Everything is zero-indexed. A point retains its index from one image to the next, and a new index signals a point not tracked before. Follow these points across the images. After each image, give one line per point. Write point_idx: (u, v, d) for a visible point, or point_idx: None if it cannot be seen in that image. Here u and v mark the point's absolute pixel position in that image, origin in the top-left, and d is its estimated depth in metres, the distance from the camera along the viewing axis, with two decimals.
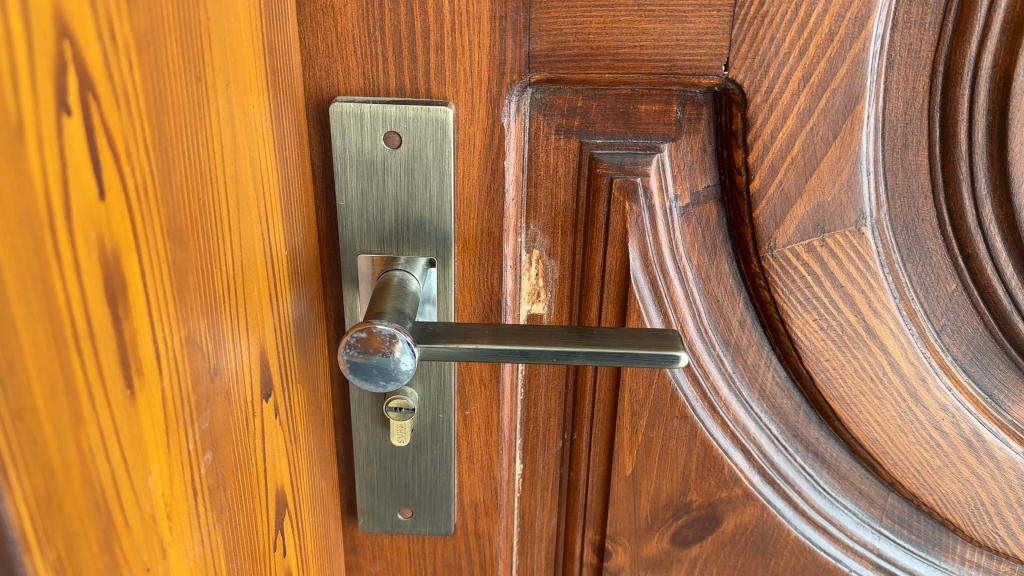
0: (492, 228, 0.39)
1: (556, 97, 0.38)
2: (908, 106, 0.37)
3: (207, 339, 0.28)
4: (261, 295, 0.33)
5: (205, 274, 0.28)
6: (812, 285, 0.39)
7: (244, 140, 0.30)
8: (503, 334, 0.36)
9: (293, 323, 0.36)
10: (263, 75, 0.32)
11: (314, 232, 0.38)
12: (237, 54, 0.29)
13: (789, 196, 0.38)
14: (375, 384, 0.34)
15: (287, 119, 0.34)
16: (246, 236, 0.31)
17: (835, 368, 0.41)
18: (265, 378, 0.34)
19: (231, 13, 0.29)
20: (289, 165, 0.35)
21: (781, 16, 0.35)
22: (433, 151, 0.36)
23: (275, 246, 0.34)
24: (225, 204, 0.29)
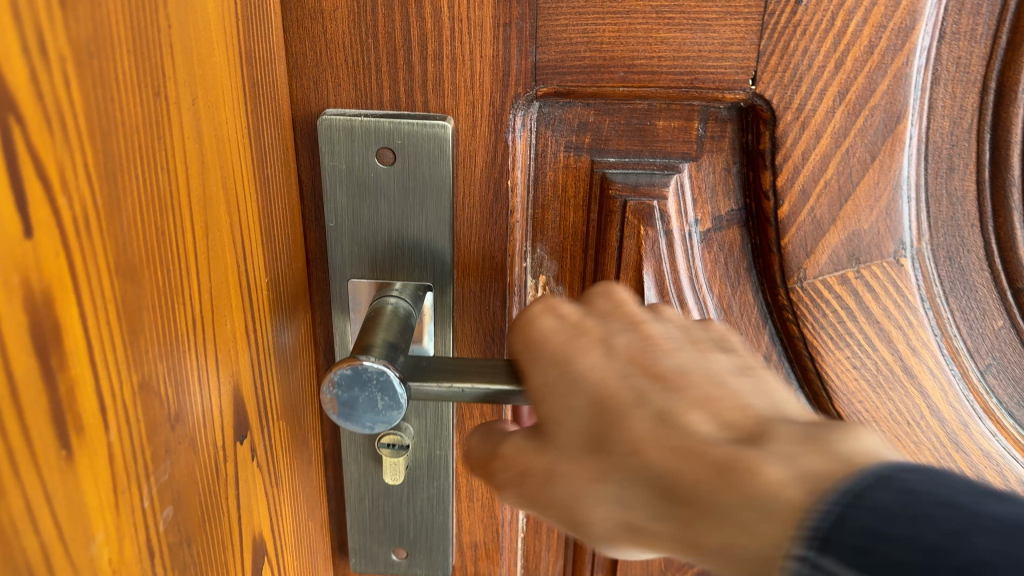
0: (494, 252, 0.36)
1: (566, 112, 0.35)
2: (955, 126, 0.34)
3: (167, 384, 0.26)
4: (235, 330, 0.30)
5: (164, 309, 0.25)
6: (845, 320, 0.36)
7: (215, 158, 0.27)
8: (502, 371, 0.32)
9: (276, 355, 0.33)
10: (241, 87, 0.29)
11: (301, 254, 0.35)
12: (207, 64, 0.26)
13: (821, 223, 0.34)
14: (363, 425, 0.31)
15: (270, 134, 0.31)
16: (215, 265, 0.28)
17: (868, 411, 0.37)
18: (241, 420, 0.31)
19: (201, 18, 0.26)
20: (272, 185, 0.32)
21: (816, 26, 0.31)
22: (430, 169, 0.34)
23: (254, 274, 0.31)
24: (191, 232, 0.26)
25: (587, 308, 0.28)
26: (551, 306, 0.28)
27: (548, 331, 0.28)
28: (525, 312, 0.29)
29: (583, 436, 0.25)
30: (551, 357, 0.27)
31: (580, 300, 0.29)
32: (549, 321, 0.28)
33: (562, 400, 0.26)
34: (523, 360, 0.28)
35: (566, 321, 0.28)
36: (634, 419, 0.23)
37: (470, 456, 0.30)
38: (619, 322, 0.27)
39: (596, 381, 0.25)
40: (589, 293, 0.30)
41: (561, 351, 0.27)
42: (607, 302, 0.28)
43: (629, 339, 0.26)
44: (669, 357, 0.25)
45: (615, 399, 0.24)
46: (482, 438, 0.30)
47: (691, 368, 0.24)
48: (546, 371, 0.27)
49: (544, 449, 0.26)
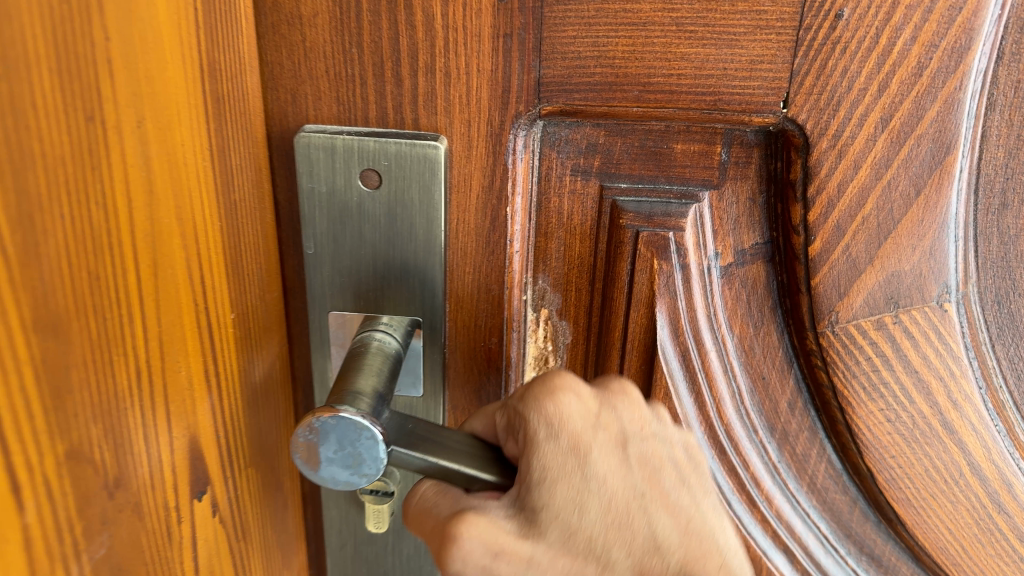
0: (491, 284, 0.32)
1: (573, 132, 0.31)
2: (1010, 158, 0.30)
3: (102, 448, 0.22)
4: (191, 377, 0.26)
5: (99, 365, 0.22)
6: (880, 369, 0.32)
7: (168, 188, 0.24)
8: (489, 460, 0.29)
9: (246, 398, 0.30)
10: (202, 104, 0.25)
11: (275, 283, 0.32)
12: (159, 80, 0.23)
13: (858, 263, 0.30)
14: (322, 475, 0.27)
15: (239, 154, 0.28)
16: (166, 309, 0.24)
17: (902, 469, 0.34)
18: (197, 476, 0.27)
19: (151, 29, 0.22)
20: (241, 211, 0.28)
21: (858, 44, 0.28)
22: (420, 195, 0.30)
23: (218, 312, 0.27)
24: (133, 273, 0.23)
25: (608, 409, 0.29)
26: (575, 389, 0.29)
27: (570, 415, 0.28)
28: (553, 388, 0.29)
29: (582, 540, 0.27)
30: (569, 447, 0.28)
31: (602, 399, 0.30)
32: (573, 409, 0.28)
33: (574, 499, 0.27)
34: (529, 433, 0.28)
35: (590, 413, 0.29)
36: (641, 549, 0.27)
37: (445, 560, 0.27)
38: (636, 436, 0.29)
39: (610, 494, 0.27)
40: (608, 384, 0.30)
41: (577, 436, 0.28)
42: (629, 412, 0.30)
43: (643, 457, 0.29)
44: (674, 493, 0.29)
45: (625, 519, 0.27)
46: (475, 537, 0.26)
47: (695, 512, 0.29)
48: (558, 453, 0.27)
49: (527, 539, 0.27)
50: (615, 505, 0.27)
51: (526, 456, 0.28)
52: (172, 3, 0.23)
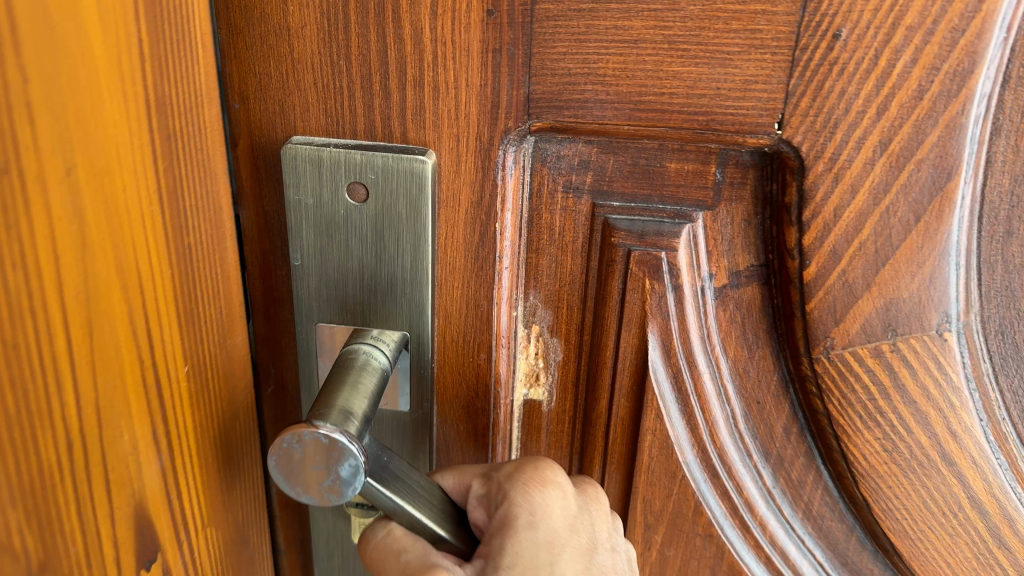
0: (480, 301, 0.32)
1: (564, 148, 0.30)
2: (1016, 184, 0.29)
3: (18, 527, 0.20)
4: (136, 441, 0.23)
5: (14, 443, 0.19)
6: (876, 398, 0.31)
7: (104, 237, 0.21)
8: (445, 515, 0.30)
9: (205, 456, 0.27)
10: (148, 144, 0.22)
11: (238, 321, 0.29)
12: (92, 119, 0.20)
13: (854, 289, 0.30)
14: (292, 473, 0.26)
15: (195, 191, 0.25)
16: (104, 371, 0.21)
17: (898, 499, 0.33)
18: (145, 547, 0.24)
19: (82, 59, 0.19)
20: (197, 254, 0.25)
21: (855, 65, 0.27)
22: (407, 210, 0.30)
23: (169, 368, 0.24)
24: (58, 338, 0.20)
25: (579, 518, 0.31)
26: (562, 484, 0.31)
27: (552, 509, 0.30)
28: (546, 479, 0.31)
29: None
30: (546, 532, 0.30)
31: (580, 500, 0.32)
32: (556, 504, 0.30)
33: None
34: (511, 517, 0.30)
35: (569, 513, 0.31)
36: None
37: None
38: (600, 543, 0.32)
39: None
40: (584, 488, 0.33)
41: (554, 532, 0.30)
42: (601, 516, 0.32)
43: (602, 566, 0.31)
44: None
45: None
46: None
47: None
48: (535, 544, 0.29)
49: None
50: None
51: (502, 538, 0.29)
52: (108, 29, 0.20)
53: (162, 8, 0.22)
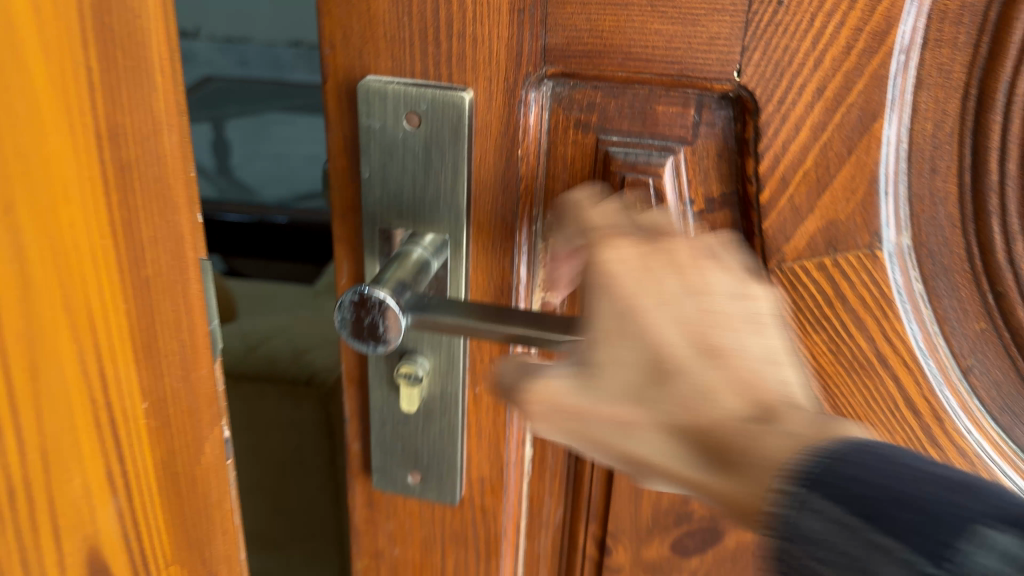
0: (505, 214, 0.40)
1: (575, 92, 0.38)
2: (938, 129, 0.35)
3: None
4: (87, 483, 0.24)
5: None
6: (822, 306, 0.38)
7: (54, 281, 0.22)
8: (486, 311, 0.39)
9: (166, 489, 0.27)
10: (99, 177, 0.22)
11: (205, 354, 0.29)
12: (37, 156, 0.20)
13: (799, 210, 0.37)
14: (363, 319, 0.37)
15: (152, 224, 0.25)
16: (50, 413, 0.22)
17: (843, 396, 0.40)
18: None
19: (23, 97, 0.20)
20: (155, 283, 0.25)
21: (796, 26, 0.34)
22: (450, 134, 0.38)
23: (127, 404, 0.25)
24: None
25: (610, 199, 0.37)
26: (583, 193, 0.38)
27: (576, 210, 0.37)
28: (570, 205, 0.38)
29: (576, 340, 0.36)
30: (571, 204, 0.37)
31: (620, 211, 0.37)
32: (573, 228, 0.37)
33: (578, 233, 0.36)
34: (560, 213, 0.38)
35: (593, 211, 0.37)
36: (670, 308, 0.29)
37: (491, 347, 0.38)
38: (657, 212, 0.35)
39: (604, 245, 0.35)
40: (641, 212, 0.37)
41: (577, 204, 0.37)
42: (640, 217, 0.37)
43: (655, 219, 0.35)
44: (730, 328, 0.28)
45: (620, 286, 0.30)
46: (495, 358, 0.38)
47: (731, 324, 0.29)
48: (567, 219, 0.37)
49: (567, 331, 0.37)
50: (659, 339, 0.29)
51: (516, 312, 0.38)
52: (52, 73, 0.20)
53: (114, 37, 0.22)
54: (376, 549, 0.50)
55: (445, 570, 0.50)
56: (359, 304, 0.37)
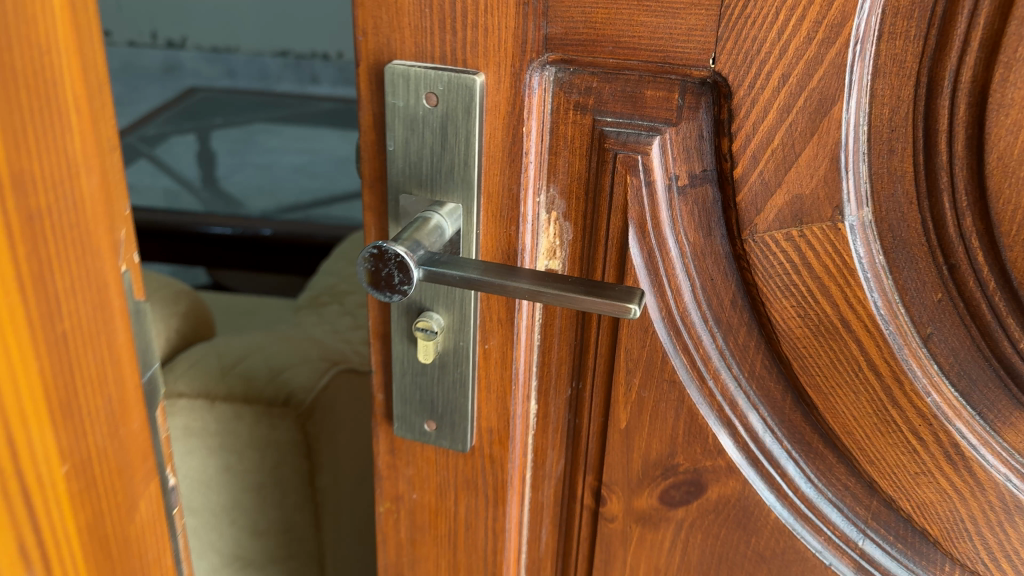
0: (512, 186, 0.45)
1: (575, 77, 0.43)
2: (894, 114, 0.39)
3: None
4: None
5: None
6: (790, 273, 0.42)
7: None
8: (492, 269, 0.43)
9: (89, 541, 0.32)
10: (24, 249, 0.27)
11: (133, 406, 0.34)
12: None
13: (768, 185, 0.41)
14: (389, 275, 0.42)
15: (83, 293, 0.30)
16: None
17: (811, 357, 0.44)
18: None
19: None
20: (75, 334, 0.30)
21: (763, 18, 0.38)
22: (463, 113, 0.44)
23: (45, 462, 0.29)
24: None
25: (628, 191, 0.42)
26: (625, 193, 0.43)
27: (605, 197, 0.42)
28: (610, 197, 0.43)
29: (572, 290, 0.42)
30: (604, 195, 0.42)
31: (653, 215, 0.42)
32: None
33: None
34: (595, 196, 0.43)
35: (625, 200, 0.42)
36: None
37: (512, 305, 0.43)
38: None
39: None
40: None
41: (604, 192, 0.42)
42: None
43: None
44: None
45: None
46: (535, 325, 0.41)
47: None
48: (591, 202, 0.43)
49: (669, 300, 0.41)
50: None
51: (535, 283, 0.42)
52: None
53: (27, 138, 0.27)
54: (396, 493, 0.56)
55: (457, 516, 0.55)
56: (388, 262, 0.42)
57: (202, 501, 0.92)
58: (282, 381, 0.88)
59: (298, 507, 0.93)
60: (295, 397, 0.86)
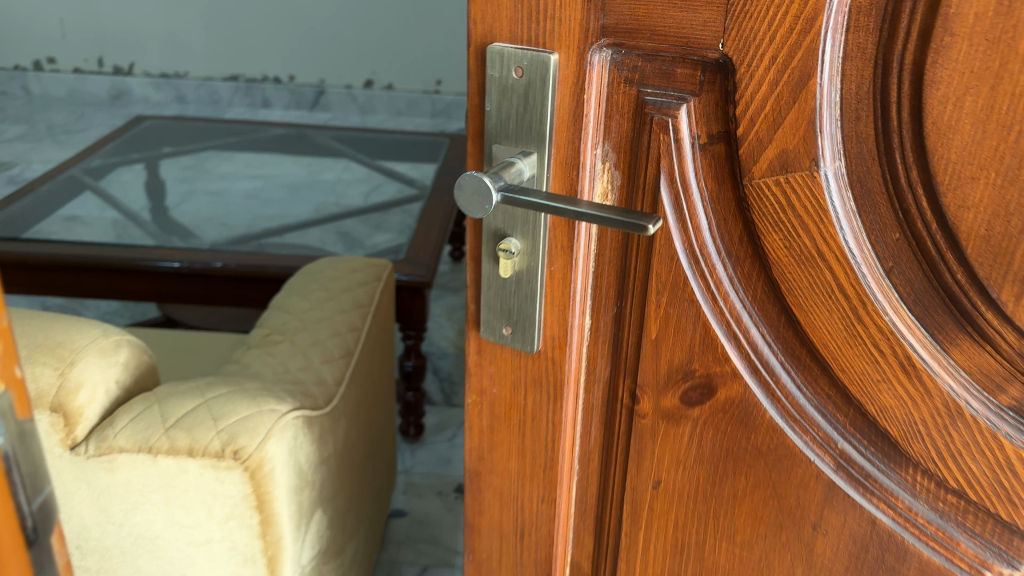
0: (574, 141, 0.60)
1: (625, 58, 0.57)
2: (858, 89, 0.51)
3: None
4: None
5: None
6: (779, 211, 0.55)
7: None
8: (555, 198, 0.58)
9: None
10: None
11: None
12: None
13: (763, 143, 0.54)
14: (473, 196, 0.58)
15: None
16: None
17: (796, 281, 0.56)
18: None
19: None
20: None
21: (759, 14, 0.51)
22: (539, 82, 0.58)
23: None
24: None
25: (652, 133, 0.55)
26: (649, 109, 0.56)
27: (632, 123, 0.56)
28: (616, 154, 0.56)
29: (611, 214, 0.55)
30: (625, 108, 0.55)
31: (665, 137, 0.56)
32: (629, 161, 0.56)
33: None
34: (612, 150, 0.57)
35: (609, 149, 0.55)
36: None
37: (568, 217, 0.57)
38: None
39: None
40: None
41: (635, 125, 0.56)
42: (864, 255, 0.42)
43: None
44: None
45: None
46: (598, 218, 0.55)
47: None
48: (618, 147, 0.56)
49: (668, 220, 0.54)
50: None
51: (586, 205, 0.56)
52: None
53: None
54: (480, 387, 0.70)
55: (526, 409, 0.69)
56: (474, 185, 0.57)
57: (147, 559, 1.00)
58: (229, 432, 0.92)
59: (250, 563, 1.01)
60: (240, 447, 0.91)
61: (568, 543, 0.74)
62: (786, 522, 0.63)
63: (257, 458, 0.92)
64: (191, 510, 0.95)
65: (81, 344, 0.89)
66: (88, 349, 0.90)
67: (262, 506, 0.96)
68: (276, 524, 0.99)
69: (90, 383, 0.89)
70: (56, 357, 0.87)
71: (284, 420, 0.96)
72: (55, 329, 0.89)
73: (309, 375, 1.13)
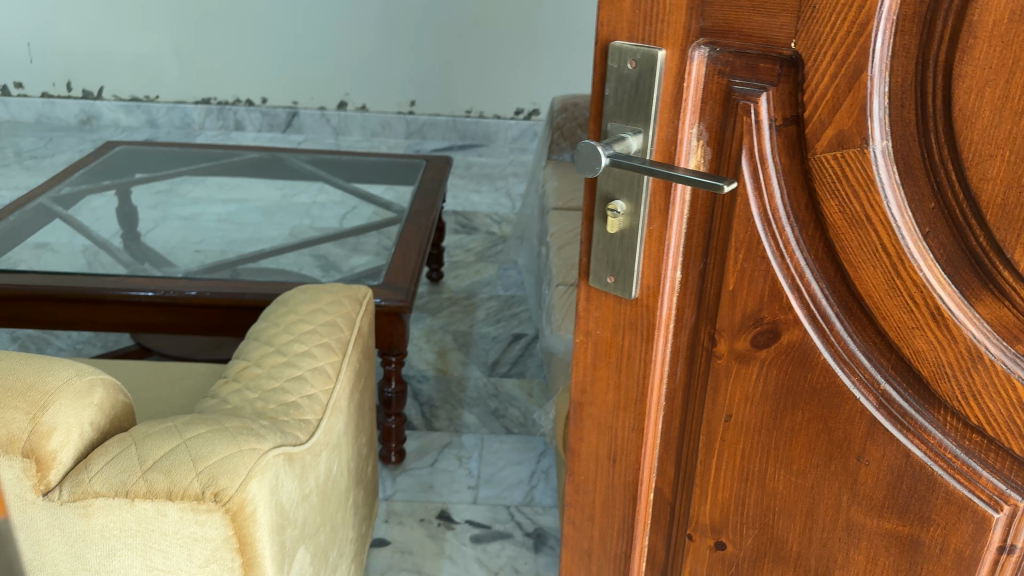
0: (673, 121, 0.73)
1: (719, 55, 0.71)
2: (904, 81, 0.62)
3: None
4: None
5: None
6: (836, 181, 0.67)
7: None
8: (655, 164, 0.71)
9: None
10: None
11: None
12: None
13: (824, 124, 0.66)
14: (587, 160, 0.72)
15: None
16: None
17: (848, 240, 0.68)
18: None
19: None
20: None
21: (825, 19, 0.64)
22: (648, 72, 0.72)
23: None
24: None
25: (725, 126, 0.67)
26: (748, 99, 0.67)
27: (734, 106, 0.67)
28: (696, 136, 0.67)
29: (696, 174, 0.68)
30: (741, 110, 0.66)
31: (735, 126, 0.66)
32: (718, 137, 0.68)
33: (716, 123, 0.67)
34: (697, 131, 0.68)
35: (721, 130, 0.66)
36: None
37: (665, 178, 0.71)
38: None
39: None
40: None
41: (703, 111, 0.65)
42: None
43: None
44: None
45: None
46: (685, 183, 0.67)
47: None
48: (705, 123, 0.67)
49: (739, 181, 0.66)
50: None
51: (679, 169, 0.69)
52: None
53: None
54: (586, 328, 0.84)
55: (624, 348, 0.82)
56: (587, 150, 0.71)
57: None
58: (211, 473, 0.93)
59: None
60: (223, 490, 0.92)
61: (653, 470, 0.88)
62: (835, 453, 0.75)
63: (238, 499, 0.92)
64: (171, 555, 0.95)
65: (55, 387, 0.91)
66: (62, 392, 0.91)
67: (244, 548, 0.97)
68: (258, 566, 1.00)
69: (64, 425, 0.90)
70: (26, 402, 0.88)
71: (262, 461, 0.98)
72: (31, 369, 0.92)
73: (285, 413, 1.18)
